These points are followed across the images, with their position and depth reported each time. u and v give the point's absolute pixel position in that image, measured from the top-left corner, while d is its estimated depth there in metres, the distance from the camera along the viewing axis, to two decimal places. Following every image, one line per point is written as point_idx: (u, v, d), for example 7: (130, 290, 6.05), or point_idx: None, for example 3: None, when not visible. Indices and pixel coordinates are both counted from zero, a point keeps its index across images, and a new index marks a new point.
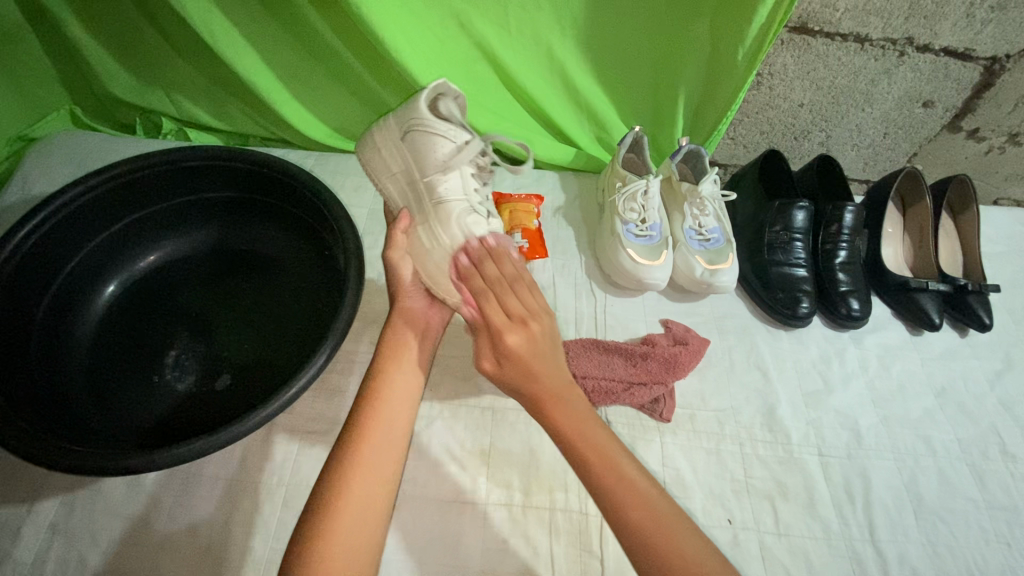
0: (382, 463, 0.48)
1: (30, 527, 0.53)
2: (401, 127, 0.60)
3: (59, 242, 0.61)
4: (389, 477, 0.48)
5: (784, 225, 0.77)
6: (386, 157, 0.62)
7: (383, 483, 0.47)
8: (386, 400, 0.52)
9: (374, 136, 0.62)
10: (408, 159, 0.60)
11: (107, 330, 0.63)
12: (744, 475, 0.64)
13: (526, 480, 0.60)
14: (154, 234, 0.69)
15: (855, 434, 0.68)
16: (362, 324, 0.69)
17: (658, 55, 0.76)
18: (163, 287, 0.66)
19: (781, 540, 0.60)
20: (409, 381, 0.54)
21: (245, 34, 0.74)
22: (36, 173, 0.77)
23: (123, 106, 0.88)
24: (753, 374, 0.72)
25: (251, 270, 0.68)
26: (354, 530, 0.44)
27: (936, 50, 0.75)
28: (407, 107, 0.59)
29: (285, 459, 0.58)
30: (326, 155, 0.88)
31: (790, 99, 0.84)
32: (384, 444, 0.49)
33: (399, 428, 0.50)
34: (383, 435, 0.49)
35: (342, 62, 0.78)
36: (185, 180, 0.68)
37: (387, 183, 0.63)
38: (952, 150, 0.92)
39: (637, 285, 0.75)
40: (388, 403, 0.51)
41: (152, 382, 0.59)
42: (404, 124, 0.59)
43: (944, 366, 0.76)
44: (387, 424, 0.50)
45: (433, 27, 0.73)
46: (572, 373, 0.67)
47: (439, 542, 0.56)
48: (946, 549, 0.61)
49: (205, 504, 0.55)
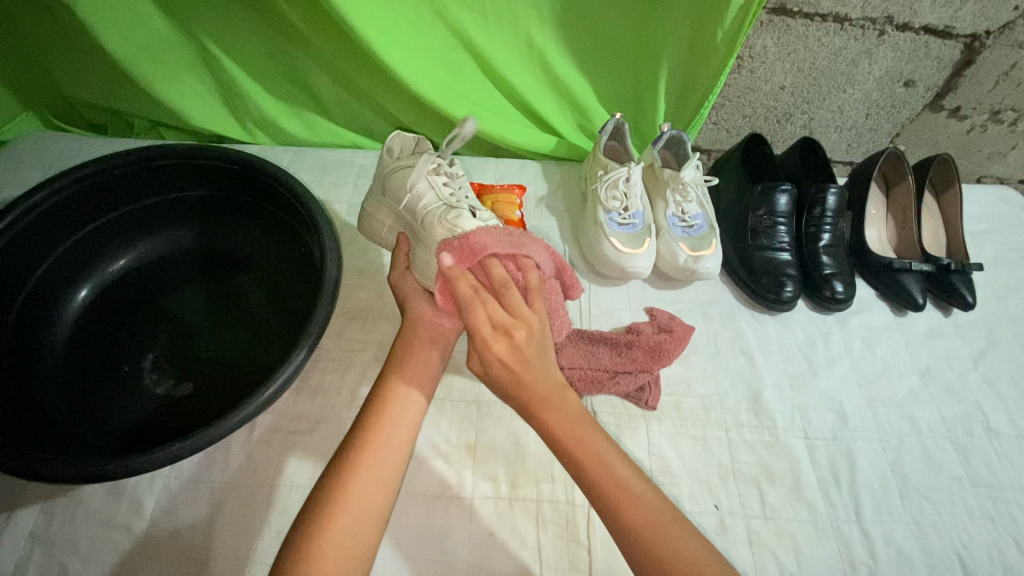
0: (374, 490, 0.46)
1: (9, 536, 0.52)
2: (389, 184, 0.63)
3: (30, 244, 0.59)
4: (382, 505, 0.46)
5: (767, 210, 0.77)
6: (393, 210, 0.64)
7: (375, 508, 0.45)
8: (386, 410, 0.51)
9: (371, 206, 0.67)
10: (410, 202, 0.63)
11: (82, 336, 0.61)
12: (731, 460, 0.64)
13: (513, 473, 0.60)
14: (127, 237, 0.68)
15: (840, 417, 0.68)
16: (343, 322, 0.68)
17: (636, 39, 0.75)
18: (139, 290, 0.65)
19: (768, 524, 0.60)
20: (408, 409, 0.52)
21: (214, 29, 0.73)
22: (6, 176, 0.76)
23: (93, 107, 0.86)
24: (738, 359, 0.72)
25: (228, 270, 0.67)
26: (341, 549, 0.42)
27: (915, 29, 0.75)
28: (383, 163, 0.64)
29: (268, 461, 0.58)
30: (304, 151, 0.86)
31: (772, 82, 0.83)
32: (379, 473, 0.47)
33: (394, 453, 0.49)
34: (380, 462, 0.47)
35: (316, 53, 0.76)
36: (155, 179, 0.66)
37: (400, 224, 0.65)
38: (934, 130, 0.91)
39: (621, 273, 0.75)
40: (387, 429, 0.49)
41: (129, 387, 0.58)
42: (382, 179, 0.64)
43: (929, 345, 0.76)
44: (384, 450, 0.48)
45: (407, 15, 0.72)
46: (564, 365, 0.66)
47: (426, 538, 0.56)
48: (932, 526, 0.62)
49: (187, 504, 0.55)
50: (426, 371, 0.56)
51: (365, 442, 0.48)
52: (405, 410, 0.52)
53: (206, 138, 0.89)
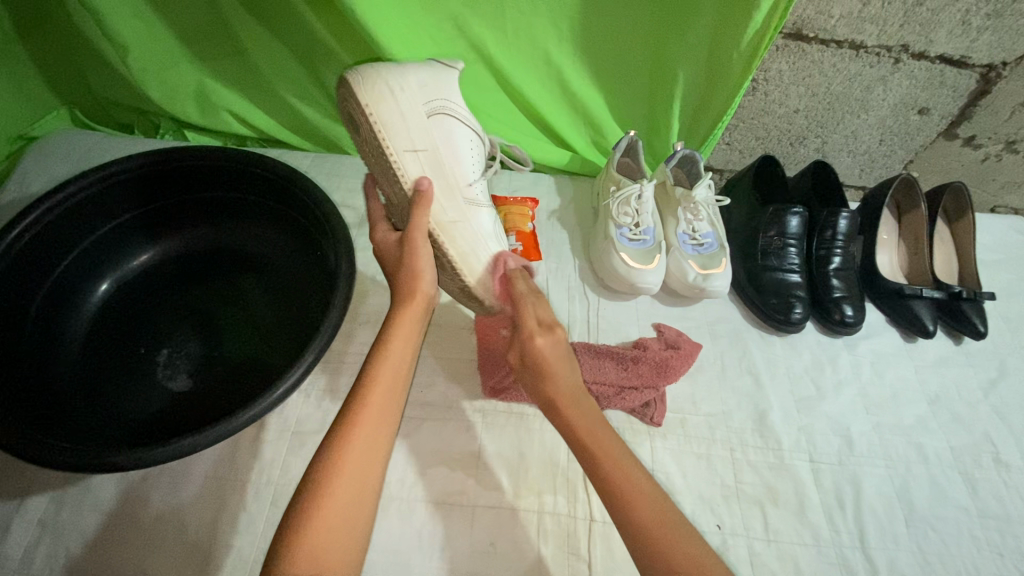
0: (349, 509, 0.44)
1: (19, 523, 0.53)
2: (424, 90, 0.58)
3: (53, 239, 0.61)
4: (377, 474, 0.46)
5: (778, 231, 0.77)
6: (386, 88, 0.56)
7: (353, 528, 0.43)
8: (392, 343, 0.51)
9: (391, 92, 0.56)
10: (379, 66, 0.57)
11: (99, 329, 0.63)
12: (735, 481, 0.64)
13: (515, 482, 0.60)
14: (149, 234, 0.70)
15: (847, 441, 0.68)
16: (353, 326, 0.69)
17: (651, 60, 0.76)
18: (156, 286, 0.67)
19: (771, 547, 0.60)
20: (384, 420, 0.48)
21: (243, 36, 0.75)
22: (35, 172, 0.78)
23: (122, 108, 0.89)
24: (745, 379, 0.72)
25: (244, 270, 0.69)
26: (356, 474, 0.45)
27: (931, 58, 0.75)
28: (436, 86, 0.59)
29: (274, 459, 0.58)
30: (323, 157, 0.88)
31: (786, 105, 0.84)
32: (363, 470, 0.45)
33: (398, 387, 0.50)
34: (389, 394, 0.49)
35: (340, 64, 0.78)
36: (178, 180, 0.68)
37: (364, 85, 0.55)
38: (949, 157, 0.92)
39: (630, 288, 0.76)
40: (368, 428, 0.47)
41: (144, 382, 0.59)
42: (431, 104, 0.58)
43: (938, 373, 0.76)
44: (356, 470, 0.45)
45: (429, 29, 0.73)
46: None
47: (427, 544, 0.56)
48: (937, 557, 0.61)
49: (195, 499, 0.55)
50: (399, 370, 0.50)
51: (345, 445, 0.45)
52: (381, 420, 0.48)
53: (229, 140, 0.91)
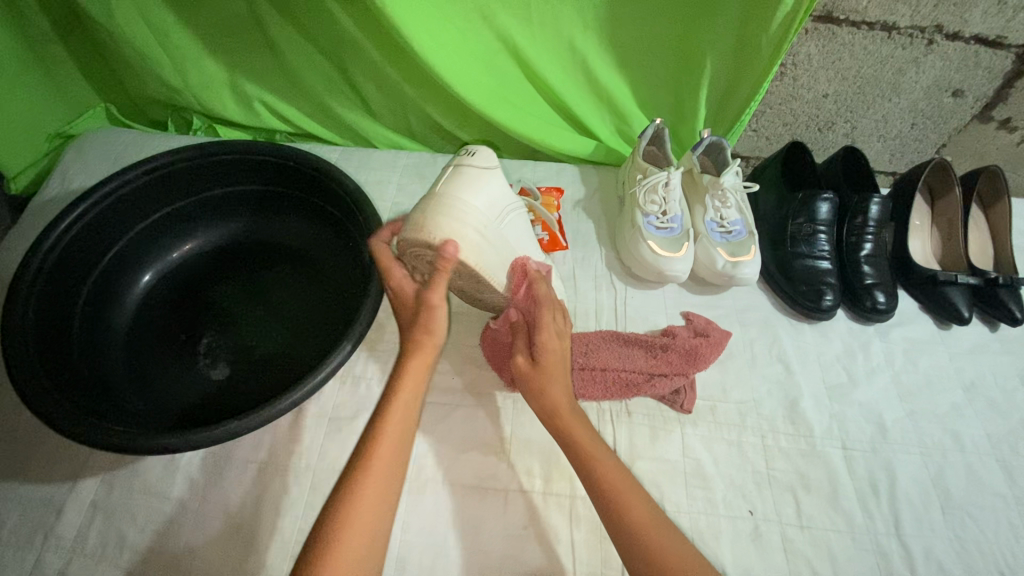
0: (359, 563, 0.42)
1: (72, 504, 0.55)
2: (491, 209, 0.59)
3: (98, 232, 0.63)
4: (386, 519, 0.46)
5: (808, 218, 0.76)
6: (467, 224, 0.55)
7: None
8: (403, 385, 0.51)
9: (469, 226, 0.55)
10: (445, 218, 0.54)
11: (141, 319, 0.65)
12: (766, 467, 0.64)
13: (547, 468, 0.61)
14: (188, 227, 0.71)
15: (880, 428, 0.67)
16: (385, 315, 0.70)
17: (678, 46, 0.76)
18: (195, 278, 0.68)
19: (804, 533, 0.60)
20: (391, 477, 0.47)
21: (272, 31, 0.77)
22: (75, 168, 0.80)
23: (156, 104, 0.91)
24: (775, 366, 0.71)
25: (279, 262, 0.70)
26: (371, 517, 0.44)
27: (965, 38, 0.74)
28: (495, 193, 0.60)
29: (312, 444, 0.60)
30: (350, 149, 0.89)
31: (815, 90, 0.83)
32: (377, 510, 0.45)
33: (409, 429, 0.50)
34: (401, 435, 0.49)
35: (367, 57, 0.79)
36: (216, 174, 0.70)
37: (448, 225, 0.53)
38: (983, 141, 0.89)
39: (658, 277, 0.76)
40: (383, 471, 0.46)
41: (186, 370, 0.61)
42: (497, 213, 0.60)
43: (974, 361, 0.74)
44: (366, 526, 0.44)
45: (455, 20, 0.74)
46: (597, 365, 0.67)
47: (462, 528, 0.57)
48: (974, 544, 0.60)
49: (236, 483, 0.57)
50: (405, 424, 0.50)
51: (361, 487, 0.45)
52: (389, 476, 0.47)
53: (259, 135, 0.92)
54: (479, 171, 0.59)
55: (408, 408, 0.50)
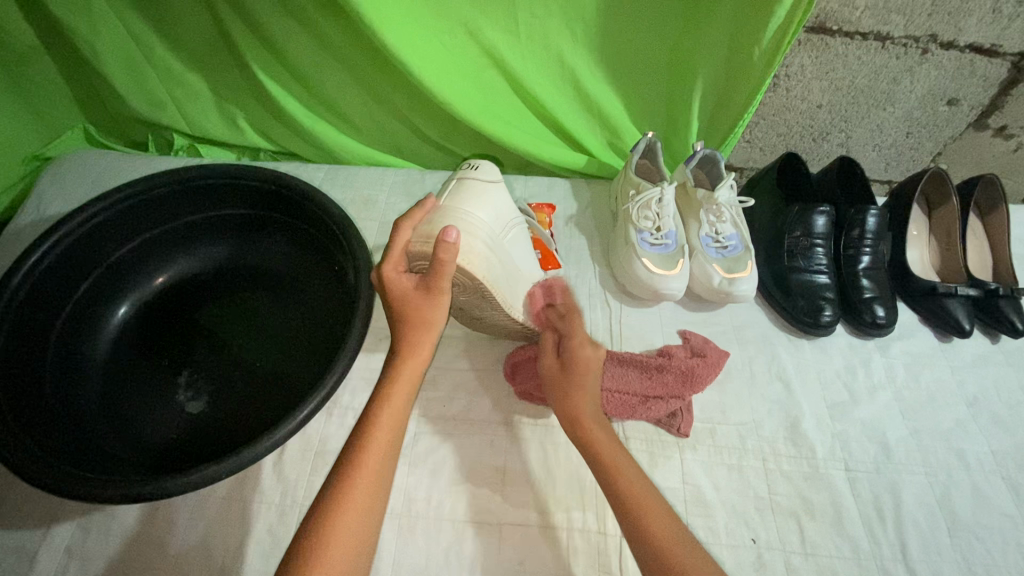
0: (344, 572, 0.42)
1: (46, 551, 0.53)
2: (497, 220, 0.59)
3: (70, 265, 0.61)
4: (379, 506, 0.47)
5: (804, 231, 0.75)
6: (476, 236, 0.55)
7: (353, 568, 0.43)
8: (400, 376, 0.52)
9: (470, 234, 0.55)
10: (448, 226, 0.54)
11: (117, 353, 0.62)
12: (768, 491, 0.62)
13: (543, 498, 0.59)
14: (166, 253, 0.69)
15: (883, 448, 0.66)
16: (374, 342, 0.68)
17: (668, 60, 0.74)
18: (174, 306, 0.66)
19: (809, 560, 0.58)
20: (377, 485, 0.47)
21: (253, 49, 0.75)
22: (52, 193, 0.78)
23: (137, 124, 0.89)
24: (775, 385, 0.70)
25: (261, 286, 0.68)
26: (362, 506, 0.45)
27: (960, 47, 0.72)
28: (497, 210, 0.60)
29: (298, 481, 0.57)
30: (336, 168, 0.87)
31: (808, 101, 0.82)
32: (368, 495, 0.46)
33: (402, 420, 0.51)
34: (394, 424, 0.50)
35: (352, 72, 0.77)
36: (194, 199, 0.68)
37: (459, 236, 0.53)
38: (980, 149, 0.88)
39: (653, 295, 0.74)
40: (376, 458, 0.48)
41: (165, 405, 0.59)
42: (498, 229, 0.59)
43: (976, 374, 0.73)
44: (356, 526, 0.44)
45: (440, 36, 0.72)
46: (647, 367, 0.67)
47: (454, 566, 0.55)
48: (983, 568, 0.59)
49: (218, 523, 0.55)
50: (399, 415, 0.51)
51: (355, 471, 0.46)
52: (381, 469, 0.48)
53: (244, 153, 0.91)
54: (485, 183, 0.59)
55: (397, 413, 0.51)
